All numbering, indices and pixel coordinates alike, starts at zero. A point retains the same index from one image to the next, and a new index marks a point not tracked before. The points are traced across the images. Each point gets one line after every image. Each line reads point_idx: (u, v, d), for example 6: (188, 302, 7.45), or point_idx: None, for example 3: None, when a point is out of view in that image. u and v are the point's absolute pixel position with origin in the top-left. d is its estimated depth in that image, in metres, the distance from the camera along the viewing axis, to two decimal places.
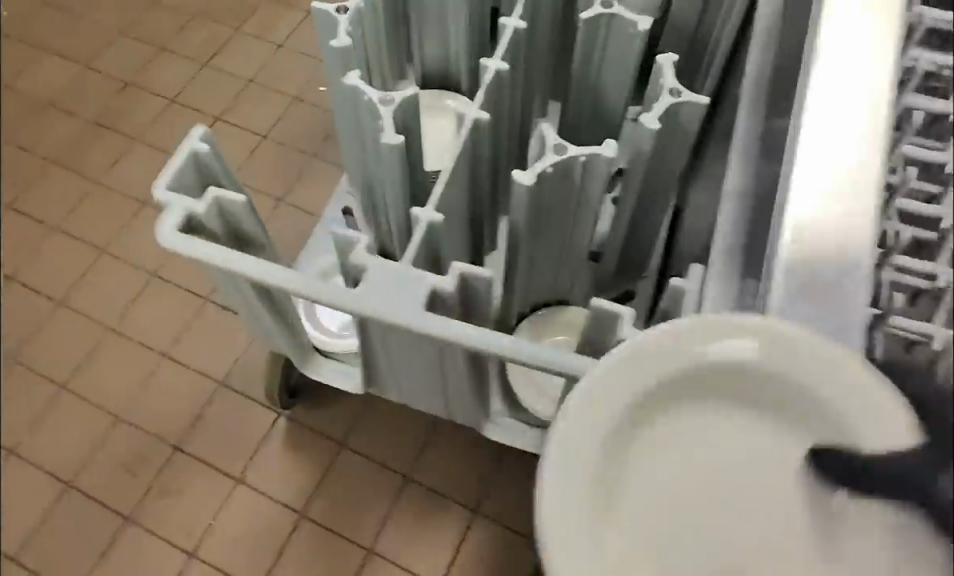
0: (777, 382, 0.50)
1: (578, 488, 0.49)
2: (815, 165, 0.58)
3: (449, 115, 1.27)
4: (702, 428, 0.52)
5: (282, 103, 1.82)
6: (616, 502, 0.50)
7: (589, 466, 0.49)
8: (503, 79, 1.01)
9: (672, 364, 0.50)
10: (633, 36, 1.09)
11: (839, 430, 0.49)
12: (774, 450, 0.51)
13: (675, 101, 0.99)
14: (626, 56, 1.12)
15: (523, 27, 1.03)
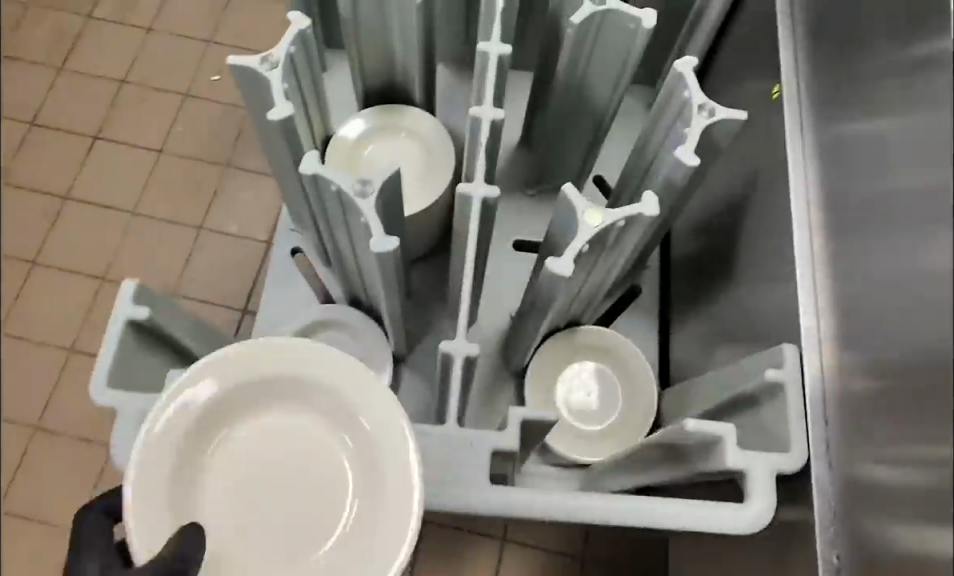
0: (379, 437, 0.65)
1: (226, 385, 0.65)
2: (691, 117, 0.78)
3: (412, 142, 1.05)
4: (295, 445, 0.66)
5: (170, 103, 1.51)
6: (225, 421, 0.65)
7: (241, 383, 0.65)
8: (499, 127, 0.80)
9: (355, 390, 0.66)
10: (633, 32, 0.88)
11: (362, 458, 0.65)
12: (310, 460, 0.66)
13: (710, 124, 0.82)
14: (623, 54, 0.92)
15: (507, 52, 0.82)
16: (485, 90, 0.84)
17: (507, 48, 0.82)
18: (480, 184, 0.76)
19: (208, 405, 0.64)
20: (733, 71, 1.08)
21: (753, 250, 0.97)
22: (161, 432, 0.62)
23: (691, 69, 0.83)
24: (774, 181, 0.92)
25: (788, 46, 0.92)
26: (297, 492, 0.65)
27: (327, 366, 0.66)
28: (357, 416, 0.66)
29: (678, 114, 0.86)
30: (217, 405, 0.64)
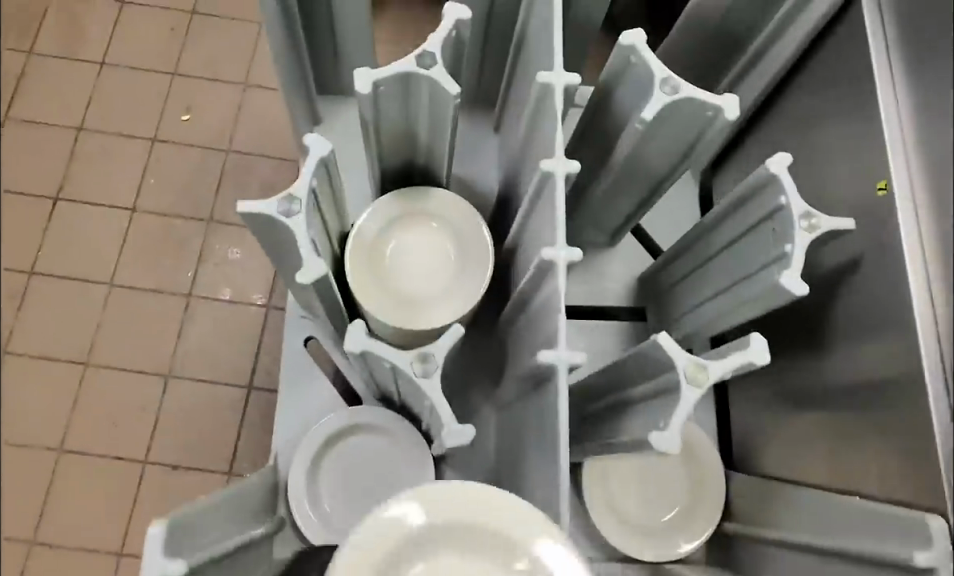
0: None
1: (456, 518, 0.59)
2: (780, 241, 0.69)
3: (442, 231, 0.90)
4: None
5: (138, 151, 1.33)
6: (421, 555, 0.58)
7: (471, 523, 0.59)
8: (575, 262, 0.66)
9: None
10: (710, 118, 0.74)
11: None
12: None
13: (815, 238, 0.68)
14: (693, 136, 0.78)
15: (574, 168, 0.67)
16: (546, 210, 0.70)
17: (572, 163, 0.68)
18: (563, 348, 0.65)
19: (430, 520, 0.58)
20: (797, 118, 0.94)
21: (841, 340, 0.85)
22: (379, 522, 0.58)
23: (788, 171, 0.69)
24: (877, 273, 0.79)
25: (893, 120, 0.78)
26: None
27: (555, 555, 0.58)
28: None
29: (770, 217, 0.72)
30: (461, 524, 0.59)
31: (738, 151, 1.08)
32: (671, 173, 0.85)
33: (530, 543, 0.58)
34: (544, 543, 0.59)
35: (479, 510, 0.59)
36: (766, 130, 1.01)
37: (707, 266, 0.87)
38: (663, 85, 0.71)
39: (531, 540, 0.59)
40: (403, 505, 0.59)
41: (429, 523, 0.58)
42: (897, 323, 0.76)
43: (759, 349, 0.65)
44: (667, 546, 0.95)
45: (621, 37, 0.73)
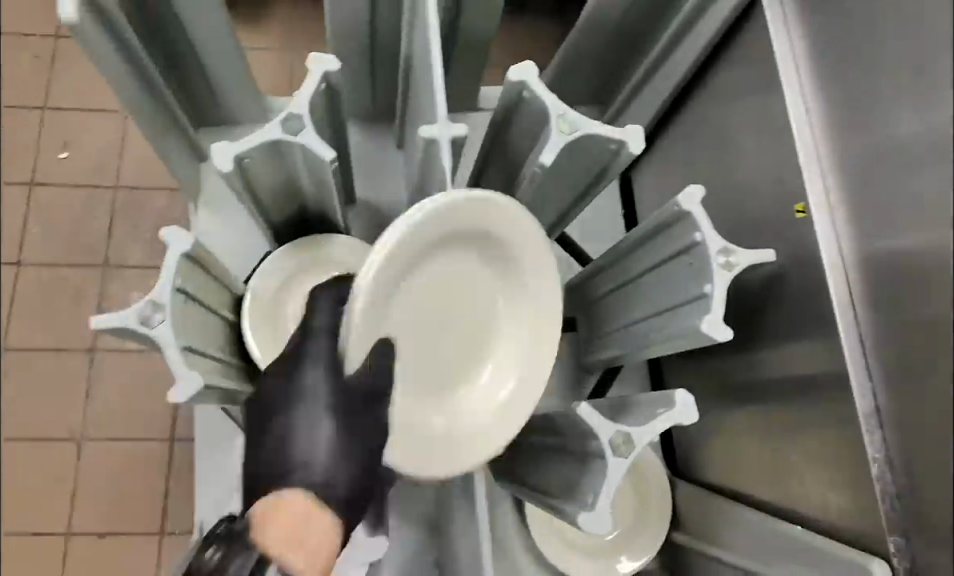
0: (540, 316, 0.70)
1: (461, 215, 0.62)
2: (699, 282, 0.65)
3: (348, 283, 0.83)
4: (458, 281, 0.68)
5: (14, 196, 1.21)
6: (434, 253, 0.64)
7: (465, 218, 0.63)
8: None
9: (545, 260, 0.69)
10: (613, 150, 0.69)
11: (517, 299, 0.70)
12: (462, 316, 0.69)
13: (734, 276, 0.65)
14: (598, 165, 0.72)
15: None
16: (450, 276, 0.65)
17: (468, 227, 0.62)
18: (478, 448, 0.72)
19: (470, 210, 0.63)
20: (710, 116, 0.88)
21: (767, 362, 0.81)
22: (410, 246, 0.61)
23: (701, 207, 0.65)
24: (798, 294, 0.74)
25: (804, 131, 0.72)
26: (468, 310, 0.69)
27: (526, 238, 0.67)
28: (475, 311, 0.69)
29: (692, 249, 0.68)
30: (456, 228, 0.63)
31: (654, 147, 1.03)
32: (584, 199, 0.80)
33: (507, 229, 0.65)
34: (511, 219, 0.65)
35: (451, 218, 0.62)
36: (681, 126, 0.95)
37: (631, 286, 0.83)
38: (560, 124, 0.66)
39: (521, 220, 0.66)
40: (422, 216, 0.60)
41: (453, 220, 0.62)
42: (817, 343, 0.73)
43: (686, 403, 0.61)
44: (609, 568, 0.92)
45: (510, 72, 0.67)
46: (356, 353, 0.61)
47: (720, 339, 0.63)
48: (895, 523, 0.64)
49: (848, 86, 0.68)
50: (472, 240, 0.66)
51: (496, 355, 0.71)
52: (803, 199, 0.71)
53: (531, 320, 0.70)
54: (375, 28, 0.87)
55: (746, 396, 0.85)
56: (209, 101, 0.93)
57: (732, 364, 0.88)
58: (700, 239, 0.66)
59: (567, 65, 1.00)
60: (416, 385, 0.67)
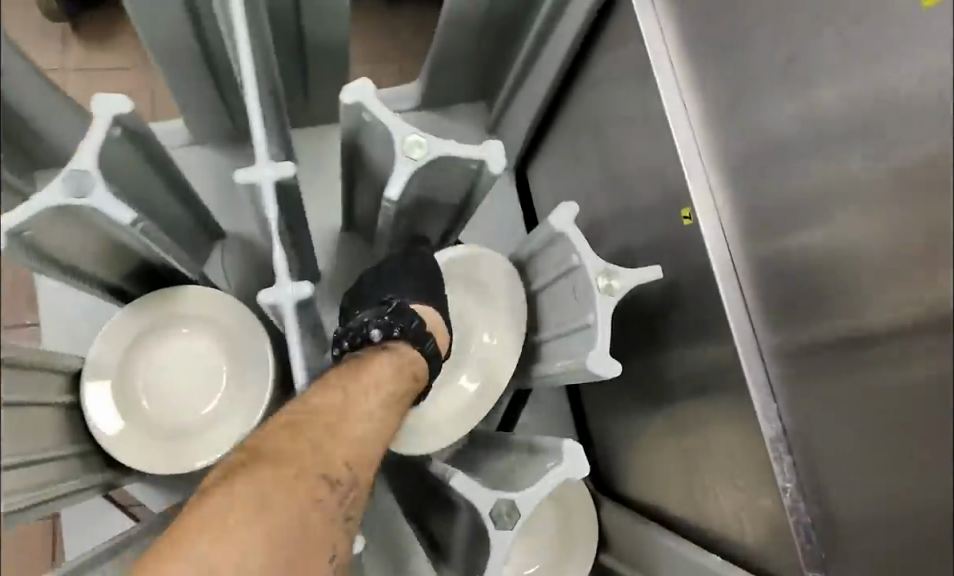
0: (491, 369, 0.76)
1: (492, 275, 0.77)
2: (587, 311, 0.59)
3: (204, 339, 0.73)
4: (480, 316, 0.78)
5: None
6: (477, 287, 0.78)
7: (487, 274, 0.77)
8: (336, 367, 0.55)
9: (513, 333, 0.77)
10: (476, 169, 0.61)
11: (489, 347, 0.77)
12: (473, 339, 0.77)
13: (615, 302, 0.58)
14: (463, 184, 0.65)
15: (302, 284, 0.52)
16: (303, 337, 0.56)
17: (305, 285, 0.53)
18: None
19: (493, 269, 0.77)
20: (594, 109, 0.81)
21: (673, 377, 0.75)
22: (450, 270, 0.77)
23: (576, 228, 0.58)
24: (697, 304, 0.68)
25: (683, 129, 0.66)
26: (479, 333, 0.78)
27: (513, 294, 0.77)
28: (492, 341, 0.77)
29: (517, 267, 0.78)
30: (478, 281, 0.77)
31: (544, 143, 0.96)
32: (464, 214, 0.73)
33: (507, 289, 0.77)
34: (513, 295, 0.77)
35: (482, 272, 0.77)
36: (567, 121, 0.88)
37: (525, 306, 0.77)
38: (409, 146, 0.58)
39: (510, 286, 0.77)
40: (467, 254, 0.76)
41: (479, 272, 0.77)
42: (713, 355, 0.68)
43: (566, 467, 0.57)
44: None
45: (345, 91, 0.58)
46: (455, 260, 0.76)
47: (607, 378, 0.57)
48: (813, 555, 0.61)
49: (729, 76, 0.62)
50: (496, 295, 0.78)
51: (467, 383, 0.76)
52: (688, 204, 0.66)
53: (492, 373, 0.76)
54: (211, 46, 0.77)
55: (661, 411, 0.79)
56: (33, 144, 0.81)
57: (644, 376, 0.82)
58: (579, 263, 0.59)
59: (441, 66, 0.92)
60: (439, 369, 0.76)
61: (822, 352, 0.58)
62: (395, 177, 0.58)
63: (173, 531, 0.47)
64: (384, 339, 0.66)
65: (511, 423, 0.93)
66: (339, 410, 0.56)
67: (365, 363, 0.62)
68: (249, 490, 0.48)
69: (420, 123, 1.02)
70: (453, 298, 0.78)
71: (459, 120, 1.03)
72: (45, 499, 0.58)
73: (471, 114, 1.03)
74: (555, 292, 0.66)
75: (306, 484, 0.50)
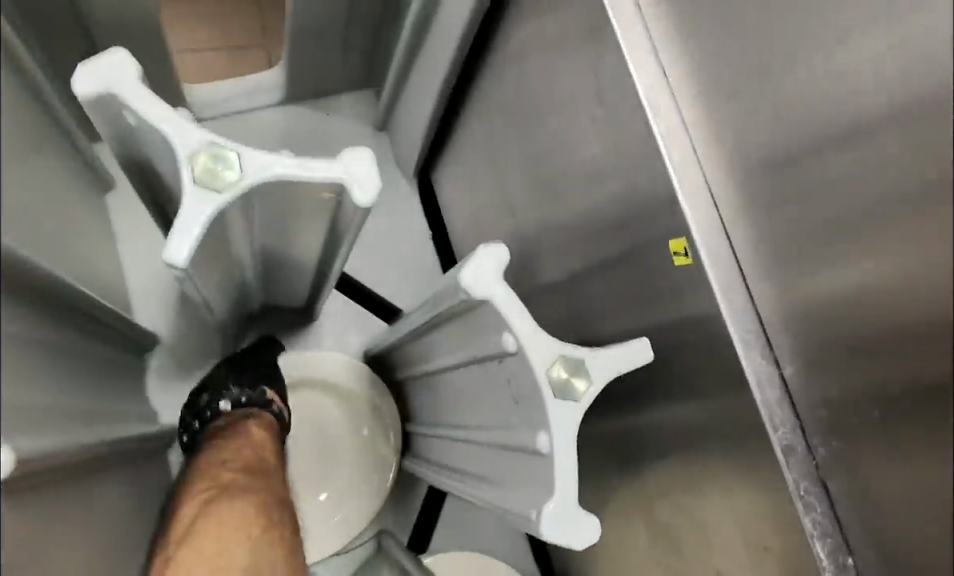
0: (359, 480, 0.69)
1: (355, 381, 0.70)
2: (538, 428, 0.36)
3: None
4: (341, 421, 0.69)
5: None
6: (334, 390, 0.69)
7: (349, 384, 0.70)
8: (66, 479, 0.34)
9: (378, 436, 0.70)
10: (336, 195, 0.37)
11: (353, 457, 0.69)
12: (349, 458, 0.69)
13: (582, 410, 0.36)
14: (322, 217, 0.41)
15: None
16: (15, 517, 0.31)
17: (4, 452, 0.30)
18: None
19: (354, 374, 0.70)
20: (517, 90, 0.57)
21: (656, 468, 0.52)
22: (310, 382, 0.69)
23: (509, 294, 0.35)
24: (696, 374, 0.45)
25: (662, 106, 0.43)
26: (346, 446, 0.69)
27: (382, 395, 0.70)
28: (354, 444, 0.69)
29: (371, 356, 0.71)
30: (341, 389, 0.70)
31: (452, 140, 0.72)
32: (339, 259, 0.49)
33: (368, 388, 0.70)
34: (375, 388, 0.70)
35: (341, 377, 0.69)
36: (479, 109, 0.64)
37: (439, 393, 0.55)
38: (206, 169, 0.33)
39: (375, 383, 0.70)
40: (327, 365, 0.69)
41: (338, 379, 0.69)
42: (719, 452, 0.45)
43: None
44: None
45: (82, 78, 0.33)
46: (306, 365, 0.69)
47: (578, 542, 0.35)
48: None
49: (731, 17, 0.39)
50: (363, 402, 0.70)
51: (345, 507, 0.68)
52: (675, 231, 0.42)
53: (360, 478, 0.69)
54: None
55: (634, 511, 0.57)
56: None
57: (611, 462, 0.59)
58: (517, 349, 0.36)
59: (300, 42, 0.67)
60: (306, 496, 0.67)
61: (911, 460, 0.35)
62: (177, 222, 0.33)
63: (197, 570, 0.46)
64: (236, 409, 0.61)
65: (427, 540, 0.71)
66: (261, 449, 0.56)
67: (244, 423, 0.58)
68: (248, 500, 0.51)
69: (289, 121, 0.77)
70: (299, 399, 0.69)
71: (341, 114, 0.78)
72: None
73: (354, 105, 0.78)
74: (484, 380, 0.43)
75: (285, 507, 0.53)
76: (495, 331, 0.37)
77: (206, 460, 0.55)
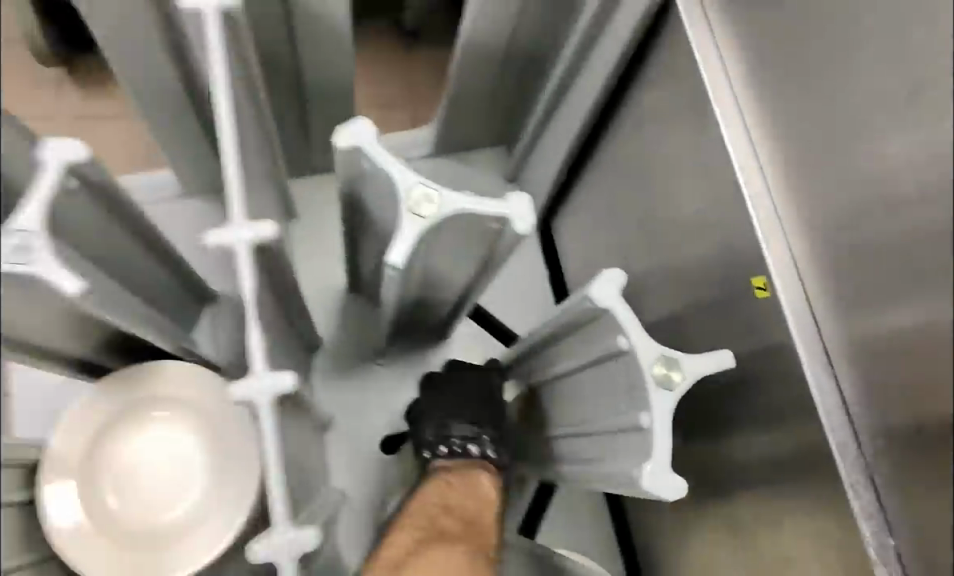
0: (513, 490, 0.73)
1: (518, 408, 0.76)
2: (641, 408, 0.48)
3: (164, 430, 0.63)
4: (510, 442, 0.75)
5: None
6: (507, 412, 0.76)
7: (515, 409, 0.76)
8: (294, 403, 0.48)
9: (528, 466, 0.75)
10: (498, 230, 0.51)
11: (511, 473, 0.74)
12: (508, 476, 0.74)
13: (676, 398, 0.47)
14: (483, 244, 0.55)
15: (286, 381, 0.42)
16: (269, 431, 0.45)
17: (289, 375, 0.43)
18: None
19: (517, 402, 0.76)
20: (634, 153, 0.70)
21: (737, 472, 0.62)
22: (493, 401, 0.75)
23: (625, 306, 0.48)
24: (775, 389, 0.55)
25: (751, 170, 0.54)
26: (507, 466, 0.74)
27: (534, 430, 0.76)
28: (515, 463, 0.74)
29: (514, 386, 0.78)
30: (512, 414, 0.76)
31: (573, 190, 0.84)
32: (485, 280, 0.62)
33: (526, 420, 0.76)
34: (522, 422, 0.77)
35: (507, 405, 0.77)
36: (600, 167, 0.77)
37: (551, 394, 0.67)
38: (415, 202, 0.47)
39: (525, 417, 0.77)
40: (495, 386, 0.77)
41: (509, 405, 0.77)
42: (790, 452, 0.54)
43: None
44: None
45: (339, 134, 0.49)
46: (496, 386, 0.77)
47: (668, 495, 0.47)
48: None
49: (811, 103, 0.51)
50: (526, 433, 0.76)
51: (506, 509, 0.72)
52: (760, 270, 0.54)
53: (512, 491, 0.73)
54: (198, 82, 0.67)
55: (713, 512, 0.66)
56: None
57: (696, 469, 0.69)
58: (629, 348, 0.48)
59: (454, 106, 0.82)
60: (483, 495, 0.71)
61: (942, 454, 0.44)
62: (397, 239, 0.47)
63: None
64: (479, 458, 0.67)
65: (534, 528, 0.82)
66: (474, 512, 0.64)
67: (469, 480, 0.66)
68: (458, 551, 0.59)
69: (435, 170, 0.92)
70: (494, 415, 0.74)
71: (477, 166, 0.92)
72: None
73: (489, 160, 0.93)
74: (595, 378, 0.55)
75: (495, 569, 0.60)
76: (611, 333, 0.50)
77: (433, 507, 0.63)
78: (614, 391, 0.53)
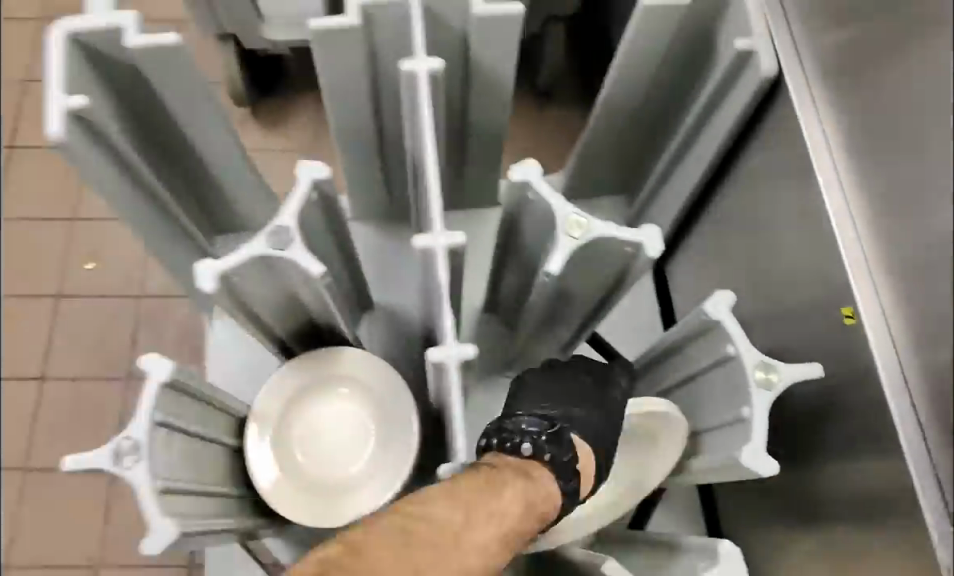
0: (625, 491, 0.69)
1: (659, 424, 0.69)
2: (742, 402, 0.60)
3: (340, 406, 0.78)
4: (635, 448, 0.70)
5: (42, 312, 1.22)
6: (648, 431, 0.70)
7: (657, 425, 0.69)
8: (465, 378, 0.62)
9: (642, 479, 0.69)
10: (633, 254, 0.65)
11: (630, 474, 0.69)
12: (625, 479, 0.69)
13: (773, 396, 0.59)
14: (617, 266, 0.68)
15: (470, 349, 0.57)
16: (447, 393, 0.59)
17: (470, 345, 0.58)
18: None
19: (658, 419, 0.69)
20: (747, 203, 0.81)
21: (825, 483, 0.71)
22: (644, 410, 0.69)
23: (733, 318, 0.60)
24: (862, 406, 0.65)
25: (846, 222, 0.64)
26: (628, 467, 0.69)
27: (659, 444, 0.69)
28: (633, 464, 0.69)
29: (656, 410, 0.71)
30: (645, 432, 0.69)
31: (687, 236, 0.96)
32: (613, 301, 0.76)
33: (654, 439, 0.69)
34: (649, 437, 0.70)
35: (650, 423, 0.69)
36: (714, 215, 0.89)
37: None
38: (571, 226, 0.62)
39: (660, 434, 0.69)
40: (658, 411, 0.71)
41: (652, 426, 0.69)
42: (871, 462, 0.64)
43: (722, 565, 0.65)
44: None
45: (516, 172, 0.64)
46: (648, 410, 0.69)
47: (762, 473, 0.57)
48: None
49: (886, 158, 0.61)
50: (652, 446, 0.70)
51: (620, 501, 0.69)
52: (848, 301, 0.64)
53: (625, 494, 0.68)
54: (388, 128, 0.84)
55: (802, 520, 0.75)
56: (223, 212, 0.92)
57: (788, 483, 0.77)
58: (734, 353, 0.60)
59: (588, 157, 0.96)
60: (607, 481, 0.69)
61: None
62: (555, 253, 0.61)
63: None
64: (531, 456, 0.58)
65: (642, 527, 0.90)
66: (458, 526, 0.50)
67: (498, 484, 0.54)
68: None
69: None
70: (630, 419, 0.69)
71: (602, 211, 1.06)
72: (216, 525, 0.62)
73: (612, 206, 1.06)
74: (705, 382, 0.67)
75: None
76: (721, 342, 0.62)
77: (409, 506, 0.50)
78: (721, 393, 0.64)
